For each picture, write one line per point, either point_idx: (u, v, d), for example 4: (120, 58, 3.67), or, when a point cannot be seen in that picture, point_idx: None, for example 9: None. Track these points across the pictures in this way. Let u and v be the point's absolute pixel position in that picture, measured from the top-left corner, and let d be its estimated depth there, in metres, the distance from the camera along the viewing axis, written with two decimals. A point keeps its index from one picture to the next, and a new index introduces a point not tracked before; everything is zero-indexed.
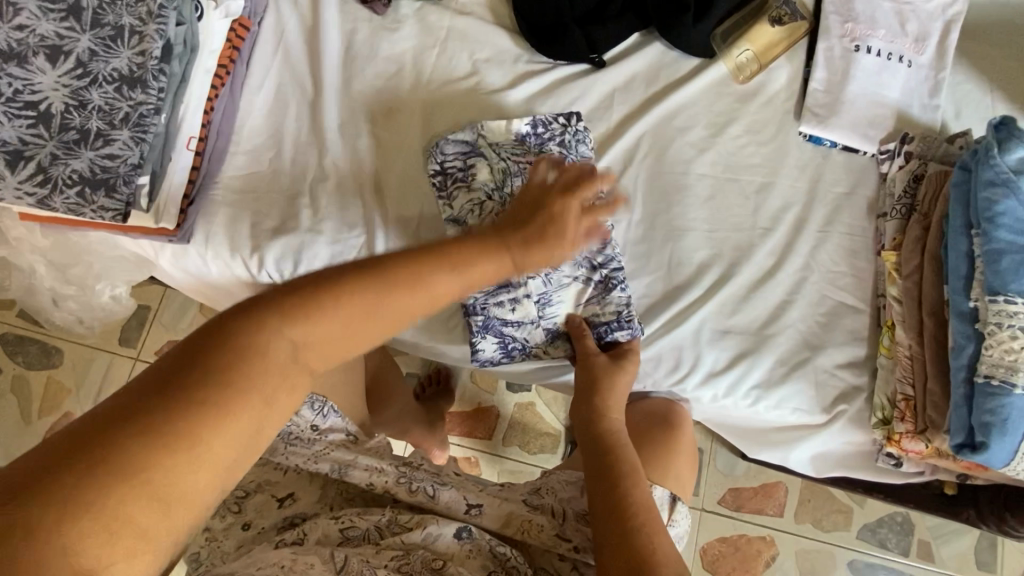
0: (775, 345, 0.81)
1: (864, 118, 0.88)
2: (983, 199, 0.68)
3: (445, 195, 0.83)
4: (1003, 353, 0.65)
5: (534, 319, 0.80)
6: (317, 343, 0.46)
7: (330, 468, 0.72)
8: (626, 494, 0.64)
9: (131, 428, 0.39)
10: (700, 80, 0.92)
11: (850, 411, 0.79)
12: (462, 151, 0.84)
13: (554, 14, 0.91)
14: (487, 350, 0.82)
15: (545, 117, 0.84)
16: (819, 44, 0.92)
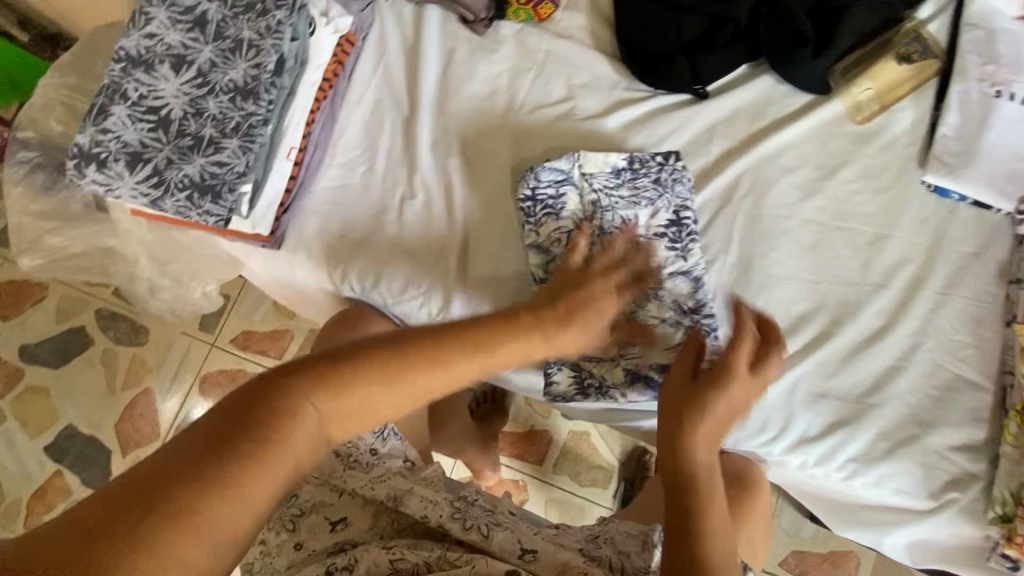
0: (879, 415, 0.74)
1: (1004, 171, 0.79)
2: None
3: (533, 221, 0.82)
4: None
5: (614, 355, 0.78)
6: (397, 396, 0.49)
7: (387, 496, 0.71)
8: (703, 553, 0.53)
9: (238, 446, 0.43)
10: (811, 119, 0.86)
11: (961, 501, 0.71)
12: (557, 180, 0.81)
13: (659, 42, 0.88)
14: (560, 383, 0.80)
15: (642, 155, 0.81)
16: (953, 86, 0.84)
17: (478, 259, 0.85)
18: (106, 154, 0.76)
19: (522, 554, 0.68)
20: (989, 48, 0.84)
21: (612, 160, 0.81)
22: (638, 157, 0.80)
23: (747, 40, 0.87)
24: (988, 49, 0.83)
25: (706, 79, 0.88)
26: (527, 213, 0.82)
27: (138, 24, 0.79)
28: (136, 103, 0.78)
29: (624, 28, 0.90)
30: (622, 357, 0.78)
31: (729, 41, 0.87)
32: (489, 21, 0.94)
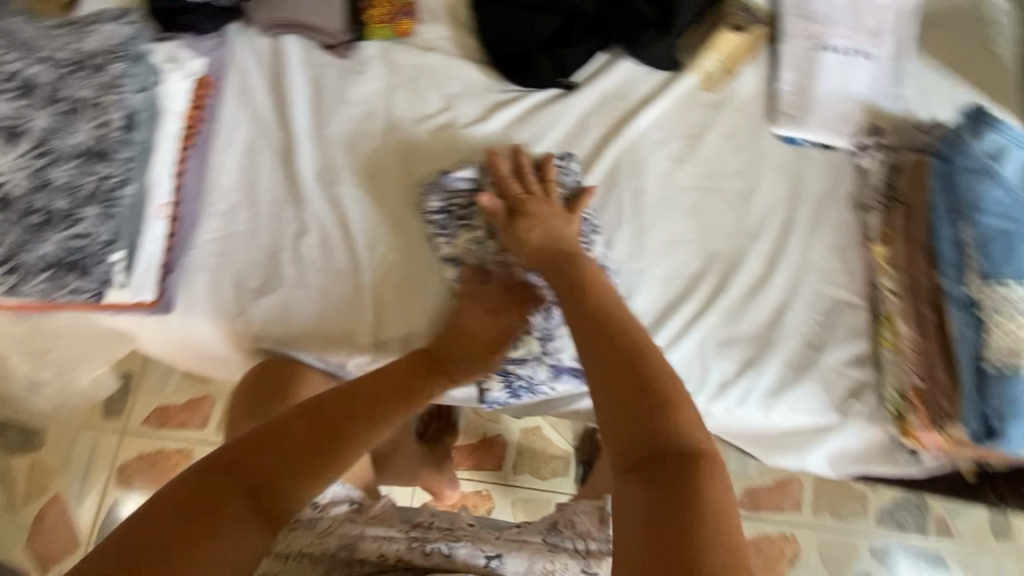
0: (779, 349, 0.81)
1: (835, 114, 0.89)
2: (967, 187, 0.68)
3: (446, 234, 0.83)
4: (1006, 337, 0.65)
5: (538, 354, 0.80)
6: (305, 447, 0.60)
7: (338, 546, 0.66)
8: (657, 402, 0.57)
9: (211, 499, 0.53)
10: (671, 93, 0.93)
11: (863, 408, 0.78)
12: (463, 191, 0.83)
13: (521, 43, 0.92)
14: (494, 389, 0.81)
15: (545, 157, 0.84)
16: (781, 46, 0.94)
17: (388, 282, 0.84)
18: None
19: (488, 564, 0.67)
20: (804, 8, 0.94)
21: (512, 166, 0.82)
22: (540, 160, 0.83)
23: (600, 29, 0.93)
24: (804, 9, 0.94)
25: (571, 70, 0.92)
26: (438, 226, 0.83)
27: None
28: None
29: (484, 33, 0.93)
30: (545, 354, 0.80)
31: (584, 33, 0.92)
32: (351, 44, 0.93)
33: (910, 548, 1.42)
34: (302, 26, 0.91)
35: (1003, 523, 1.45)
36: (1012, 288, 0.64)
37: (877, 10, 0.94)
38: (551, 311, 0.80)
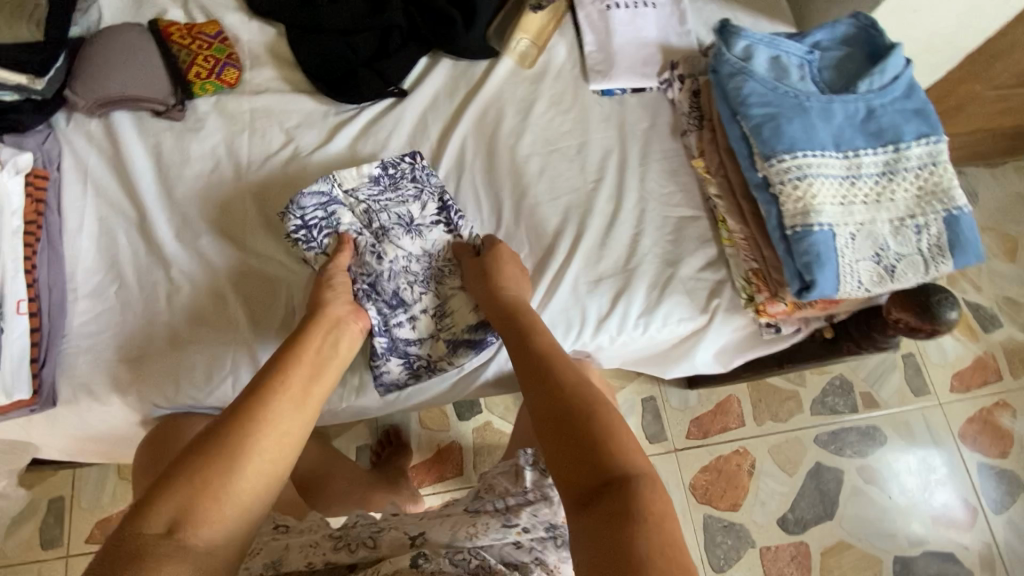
0: (642, 273, 0.89)
1: (638, 61, 1.00)
2: (733, 88, 0.77)
3: (315, 246, 0.85)
4: (796, 202, 0.71)
5: (432, 332, 0.86)
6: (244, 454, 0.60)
7: (265, 563, 0.67)
8: (594, 428, 0.60)
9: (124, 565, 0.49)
10: (493, 78, 1.01)
11: (724, 303, 0.87)
12: (321, 201, 0.86)
13: (345, 65, 0.98)
14: (390, 371, 0.85)
15: (391, 159, 0.90)
16: (578, 14, 1.04)
17: (270, 314, 0.87)
18: None
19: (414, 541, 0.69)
20: None
21: (365, 171, 0.88)
22: (388, 161, 0.89)
23: (414, 38, 1.01)
24: None
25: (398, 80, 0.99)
26: (304, 240, 0.84)
27: None
28: None
29: (308, 66, 0.99)
30: (441, 332, 0.87)
31: (400, 44, 1.00)
32: (183, 105, 0.96)
33: (850, 428, 1.54)
34: (128, 100, 0.93)
35: (920, 380, 1.59)
36: (786, 159, 0.72)
37: None
38: (437, 289, 0.87)
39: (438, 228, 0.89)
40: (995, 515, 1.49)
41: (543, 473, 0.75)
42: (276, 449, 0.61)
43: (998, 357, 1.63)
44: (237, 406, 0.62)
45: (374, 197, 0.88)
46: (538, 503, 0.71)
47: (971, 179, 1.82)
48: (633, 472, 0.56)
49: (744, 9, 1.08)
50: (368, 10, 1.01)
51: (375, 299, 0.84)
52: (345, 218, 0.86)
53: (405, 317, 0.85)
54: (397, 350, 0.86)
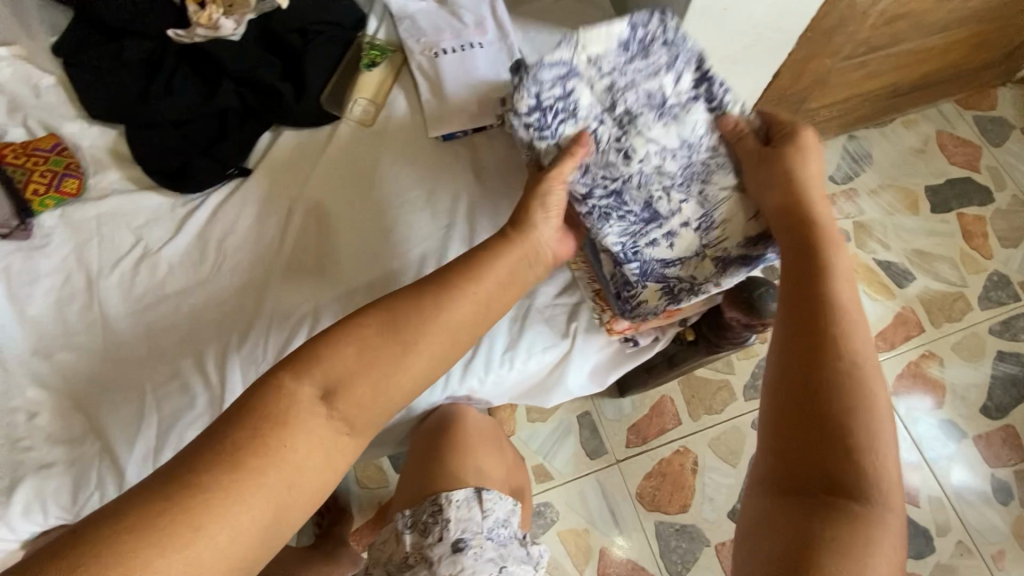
0: (501, 310, 0.90)
1: (471, 101, 1.02)
2: None
3: (549, 132, 0.76)
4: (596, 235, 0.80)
5: (697, 249, 0.79)
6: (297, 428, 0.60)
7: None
8: (830, 408, 0.59)
9: (127, 525, 0.50)
10: (334, 142, 1.02)
11: (582, 325, 0.88)
12: (557, 74, 0.75)
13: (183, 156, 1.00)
14: (650, 299, 0.81)
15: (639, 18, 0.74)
16: (410, 65, 1.06)
17: (133, 420, 0.86)
18: None
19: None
20: (415, 28, 1.08)
21: (614, 32, 0.74)
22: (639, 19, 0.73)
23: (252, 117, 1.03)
24: (414, 29, 1.08)
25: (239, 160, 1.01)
26: (539, 125, 0.75)
27: None
28: None
29: (148, 162, 1.00)
30: (709, 246, 0.78)
31: (238, 126, 1.02)
32: (27, 223, 0.96)
33: None
34: None
35: None
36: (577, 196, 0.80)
37: (471, 6, 1.08)
38: (700, 194, 0.78)
39: (698, 107, 0.76)
40: (936, 467, 1.52)
41: (421, 534, 0.78)
42: (342, 380, 0.63)
43: (917, 309, 1.67)
44: (359, 342, 0.66)
45: (619, 67, 0.75)
46: (418, 567, 0.75)
47: (863, 142, 1.87)
48: (868, 455, 0.57)
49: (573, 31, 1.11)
50: (202, 99, 1.03)
51: (626, 212, 0.78)
52: (582, 97, 0.76)
53: (659, 234, 0.79)
54: (652, 274, 0.80)
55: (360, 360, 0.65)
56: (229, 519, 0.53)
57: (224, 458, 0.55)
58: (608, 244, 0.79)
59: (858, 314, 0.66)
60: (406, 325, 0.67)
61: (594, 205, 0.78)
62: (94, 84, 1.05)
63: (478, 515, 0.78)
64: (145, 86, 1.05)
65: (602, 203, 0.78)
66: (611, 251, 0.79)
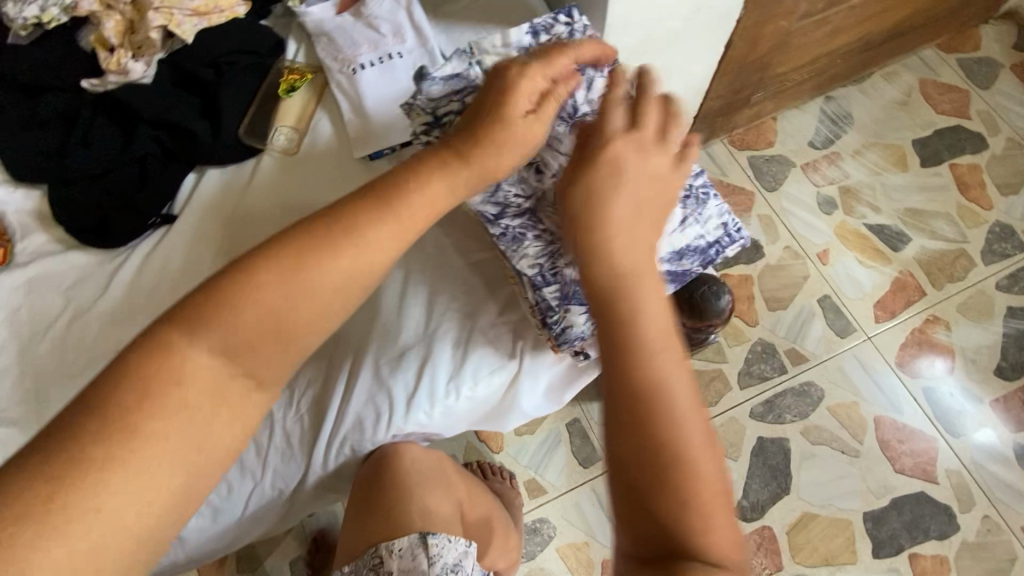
0: (442, 335, 0.84)
1: (396, 116, 0.97)
2: None
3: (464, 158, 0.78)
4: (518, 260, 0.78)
5: None
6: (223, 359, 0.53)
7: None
8: (648, 457, 0.54)
9: (51, 467, 0.46)
10: (259, 176, 0.98)
11: (528, 343, 0.83)
12: (454, 87, 0.76)
13: (104, 209, 0.95)
14: (576, 321, 0.77)
15: (542, 23, 0.80)
16: (331, 85, 1.01)
17: None
18: None
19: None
20: (333, 46, 1.03)
21: (516, 44, 0.79)
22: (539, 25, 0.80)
23: (174, 160, 0.99)
24: (332, 47, 1.03)
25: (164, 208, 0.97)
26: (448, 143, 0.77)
27: None
28: None
29: (68, 221, 0.95)
30: None
31: (159, 171, 0.97)
32: None
33: (785, 392, 1.46)
34: None
35: (842, 321, 1.53)
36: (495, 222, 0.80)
37: (388, 13, 1.02)
38: None
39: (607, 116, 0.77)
40: (953, 439, 1.42)
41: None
42: (256, 314, 0.53)
43: (916, 273, 1.57)
44: (289, 238, 0.56)
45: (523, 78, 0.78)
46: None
47: (841, 102, 1.77)
48: (695, 494, 0.53)
49: (500, 28, 1.05)
50: (119, 148, 0.98)
51: (544, 236, 0.77)
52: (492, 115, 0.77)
53: None
54: (576, 297, 0.78)
55: (271, 286, 0.54)
56: (149, 460, 0.49)
57: (121, 408, 0.49)
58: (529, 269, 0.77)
59: (674, 373, 0.56)
60: (339, 226, 0.57)
61: (511, 231, 0.77)
62: (5, 142, 0.99)
63: (427, 560, 0.76)
64: (60, 141, 1.00)
65: (518, 226, 0.78)
66: (530, 273, 0.77)
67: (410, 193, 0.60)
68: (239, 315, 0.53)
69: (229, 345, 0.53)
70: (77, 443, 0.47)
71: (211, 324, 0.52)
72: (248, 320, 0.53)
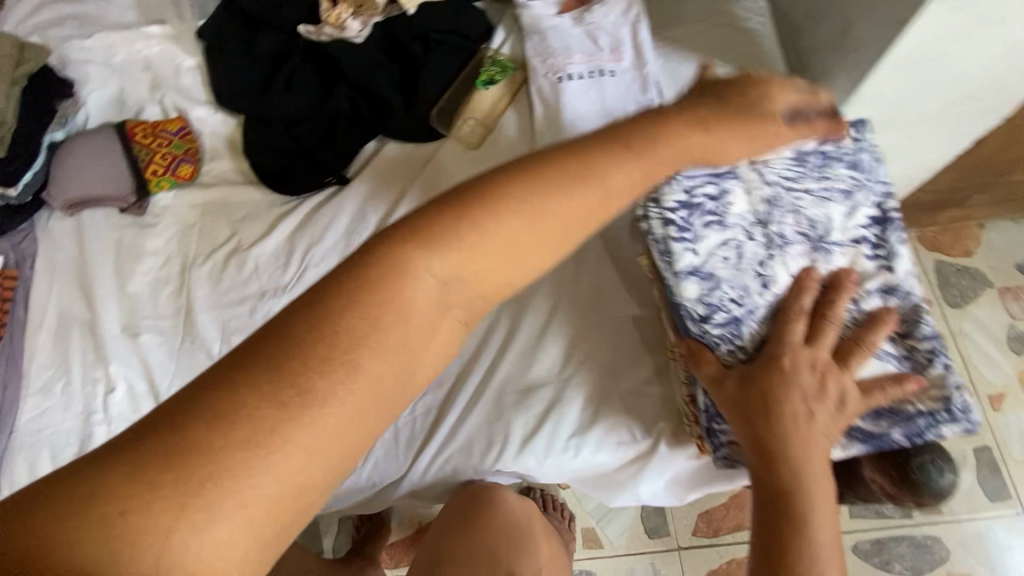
0: (577, 387, 0.78)
1: (590, 137, 0.90)
2: None
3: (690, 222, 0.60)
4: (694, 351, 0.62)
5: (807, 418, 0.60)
6: (335, 348, 0.40)
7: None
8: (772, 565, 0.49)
9: (107, 490, 0.35)
10: (436, 163, 0.95)
11: (669, 427, 0.74)
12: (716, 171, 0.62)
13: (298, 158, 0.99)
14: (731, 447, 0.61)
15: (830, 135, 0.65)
16: (530, 87, 0.96)
17: None
18: None
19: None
20: (543, 47, 0.98)
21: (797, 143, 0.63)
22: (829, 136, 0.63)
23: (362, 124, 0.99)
24: (542, 48, 0.97)
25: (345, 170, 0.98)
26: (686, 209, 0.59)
27: None
28: None
29: (254, 155, 1.00)
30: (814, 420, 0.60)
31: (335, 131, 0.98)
32: (143, 202, 1.00)
33: (901, 537, 1.27)
34: (93, 200, 0.99)
35: (997, 483, 1.30)
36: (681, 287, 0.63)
37: (610, 27, 0.95)
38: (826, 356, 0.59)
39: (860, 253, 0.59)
40: None
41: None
42: (451, 268, 0.45)
43: None
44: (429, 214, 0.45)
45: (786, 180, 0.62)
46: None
47: None
48: None
49: (724, 67, 0.95)
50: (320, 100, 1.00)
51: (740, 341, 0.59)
52: (738, 196, 0.60)
53: None
54: None
55: (482, 239, 0.45)
56: (258, 471, 0.37)
57: (291, 358, 0.39)
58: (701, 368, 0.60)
59: (828, 568, 0.48)
60: (493, 194, 0.46)
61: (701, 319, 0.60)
62: (222, 68, 1.05)
63: None
64: (269, 78, 1.04)
65: (716, 330, 0.57)
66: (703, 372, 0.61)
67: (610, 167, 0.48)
68: (433, 274, 0.44)
69: (415, 302, 0.43)
70: (245, 399, 0.38)
71: (408, 273, 0.43)
72: (437, 285, 0.44)
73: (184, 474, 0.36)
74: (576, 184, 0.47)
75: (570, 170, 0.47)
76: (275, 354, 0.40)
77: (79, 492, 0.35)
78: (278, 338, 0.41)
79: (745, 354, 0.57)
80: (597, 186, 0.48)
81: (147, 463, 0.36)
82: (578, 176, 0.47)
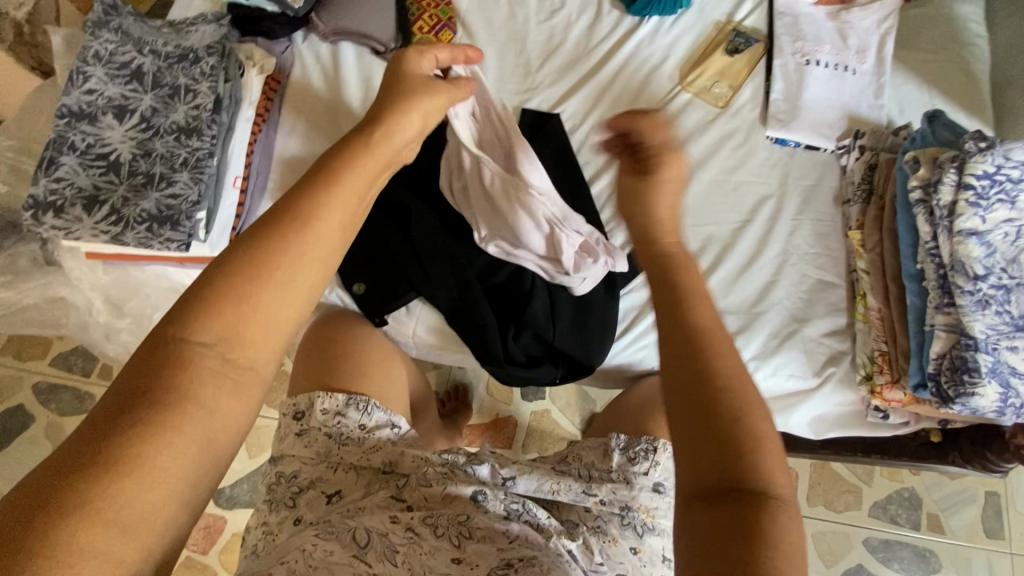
0: (766, 320, 0.91)
1: (821, 120, 1.01)
2: (902, 176, 0.80)
3: (984, 205, 0.68)
4: (939, 304, 0.72)
5: None
6: (241, 305, 0.47)
7: (383, 462, 0.82)
8: None
9: (85, 476, 0.39)
10: (674, 102, 1.05)
11: (838, 373, 0.88)
12: None
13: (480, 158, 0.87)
14: (985, 397, 0.68)
15: None
16: (775, 60, 1.06)
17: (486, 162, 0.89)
18: (61, 200, 0.81)
19: (435, 533, 0.69)
20: (795, 28, 1.07)
21: None
22: None
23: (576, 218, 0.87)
24: (795, 29, 1.07)
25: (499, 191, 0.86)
26: (979, 192, 0.68)
27: (76, 82, 0.85)
28: (84, 152, 0.83)
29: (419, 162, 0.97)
30: None
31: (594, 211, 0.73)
32: (399, 50, 1.08)
33: (906, 543, 1.45)
34: (357, 34, 1.05)
35: (997, 523, 1.46)
36: (929, 243, 0.73)
37: (861, 31, 1.06)
38: None
39: None
40: None
41: (628, 460, 0.83)
42: (222, 332, 0.46)
43: None
44: (175, 314, 0.46)
45: None
46: (619, 484, 0.80)
47: None
48: None
49: (942, 97, 1.06)
50: (532, 120, 1.04)
51: (1005, 310, 0.68)
52: None
53: None
54: (999, 376, 0.69)
55: (226, 315, 0.46)
56: (168, 458, 0.42)
57: (140, 397, 0.43)
58: (972, 327, 0.68)
59: None
60: (212, 298, 0.46)
61: (980, 288, 0.68)
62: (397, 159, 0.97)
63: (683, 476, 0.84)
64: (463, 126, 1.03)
65: (988, 289, 0.68)
66: (976, 331, 0.68)
67: (246, 275, 0.48)
68: (211, 352, 0.46)
69: (266, 314, 0.48)
70: (170, 390, 0.44)
71: (180, 358, 0.45)
72: (295, 263, 0.49)
73: (113, 477, 0.40)
74: (285, 230, 0.50)
75: (240, 266, 0.48)
76: (143, 392, 0.43)
77: (68, 502, 0.38)
78: (146, 371, 0.44)
79: (1011, 318, 0.68)
80: (266, 279, 0.48)
81: (75, 479, 0.39)
82: (289, 220, 0.50)
